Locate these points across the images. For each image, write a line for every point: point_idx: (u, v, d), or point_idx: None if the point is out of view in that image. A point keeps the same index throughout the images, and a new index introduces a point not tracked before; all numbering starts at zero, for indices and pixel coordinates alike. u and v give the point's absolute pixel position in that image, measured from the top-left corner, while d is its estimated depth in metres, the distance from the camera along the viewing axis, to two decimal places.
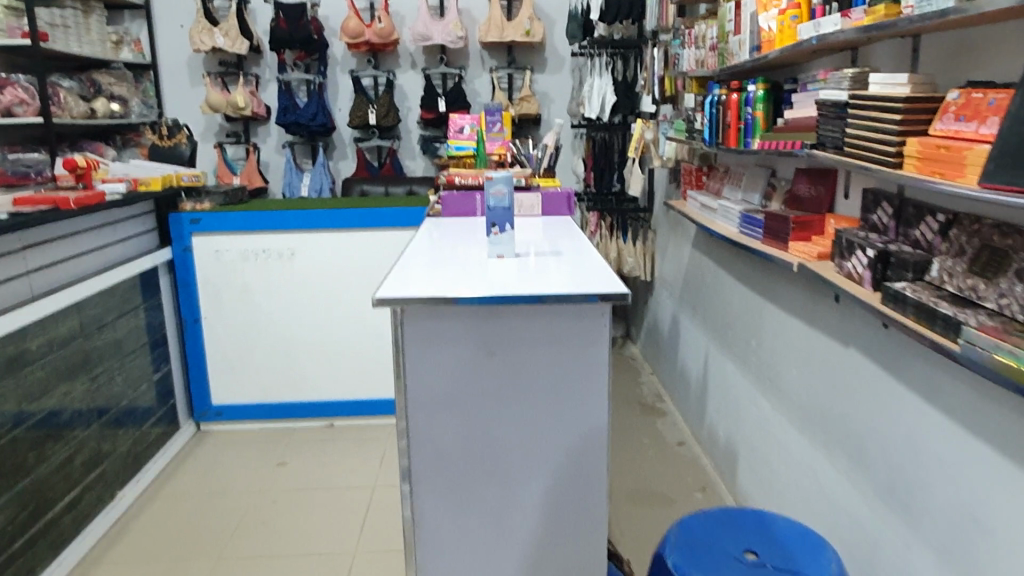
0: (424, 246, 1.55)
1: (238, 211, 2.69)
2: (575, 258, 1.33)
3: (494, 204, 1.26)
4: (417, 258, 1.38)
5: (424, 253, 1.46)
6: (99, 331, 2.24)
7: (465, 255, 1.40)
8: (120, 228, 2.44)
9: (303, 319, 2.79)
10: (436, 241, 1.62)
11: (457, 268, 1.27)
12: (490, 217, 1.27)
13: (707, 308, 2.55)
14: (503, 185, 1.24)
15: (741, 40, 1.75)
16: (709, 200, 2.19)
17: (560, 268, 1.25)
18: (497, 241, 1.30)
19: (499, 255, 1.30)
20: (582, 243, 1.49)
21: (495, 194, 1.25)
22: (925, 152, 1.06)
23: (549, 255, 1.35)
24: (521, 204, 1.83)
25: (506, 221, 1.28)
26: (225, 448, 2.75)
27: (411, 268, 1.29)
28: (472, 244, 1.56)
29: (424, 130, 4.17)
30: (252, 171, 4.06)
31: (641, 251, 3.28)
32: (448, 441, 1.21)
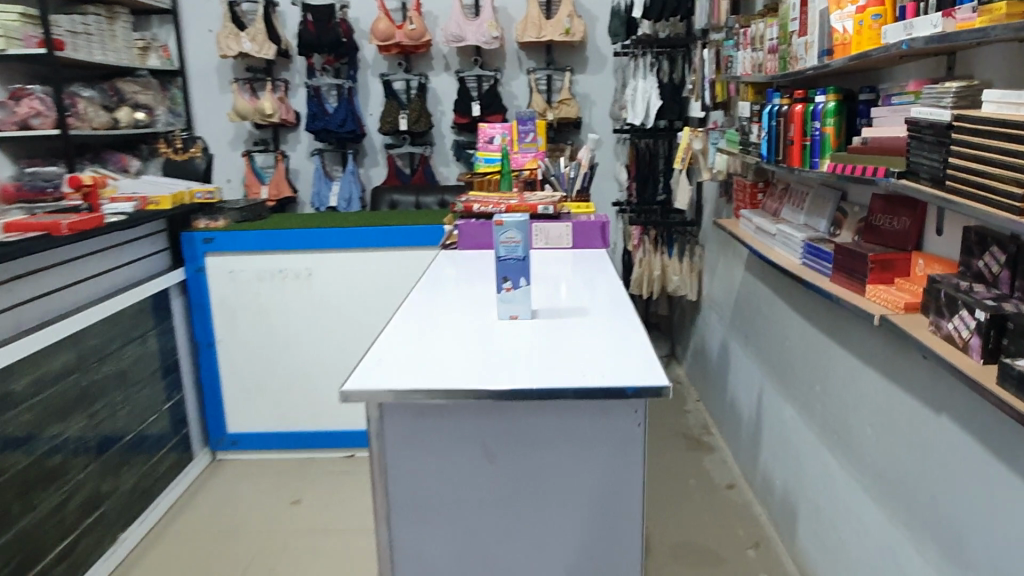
0: (427, 295, 1.34)
1: (253, 229, 2.53)
2: (605, 316, 1.10)
3: (506, 255, 1.05)
4: (409, 313, 1.19)
5: (424, 305, 1.25)
6: (100, 362, 2.08)
7: (472, 311, 1.19)
8: (126, 249, 2.29)
9: (323, 344, 2.61)
10: (443, 285, 1.41)
11: (457, 332, 1.07)
12: (500, 269, 1.06)
13: (762, 339, 2.28)
14: (518, 231, 1.03)
15: (807, 42, 1.48)
16: (766, 221, 1.92)
17: (585, 332, 1.04)
18: (508, 298, 1.08)
19: (511, 315, 1.10)
20: (613, 293, 1.26)
21: (506, 242, 1.04)
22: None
23: (572, 312, 1.13)
24: (549, 236, 1.62)
25: (520, 276, 1.07)
26: (240, 479, 2.60)
27: (401, 327, 1.10)
28: (485, 291, 1.35)
29: (457, 135, 3.96)
30: (280, 180, 3.91)
31: (687, 268, 3.02)
32: (438, 554, 1.10)
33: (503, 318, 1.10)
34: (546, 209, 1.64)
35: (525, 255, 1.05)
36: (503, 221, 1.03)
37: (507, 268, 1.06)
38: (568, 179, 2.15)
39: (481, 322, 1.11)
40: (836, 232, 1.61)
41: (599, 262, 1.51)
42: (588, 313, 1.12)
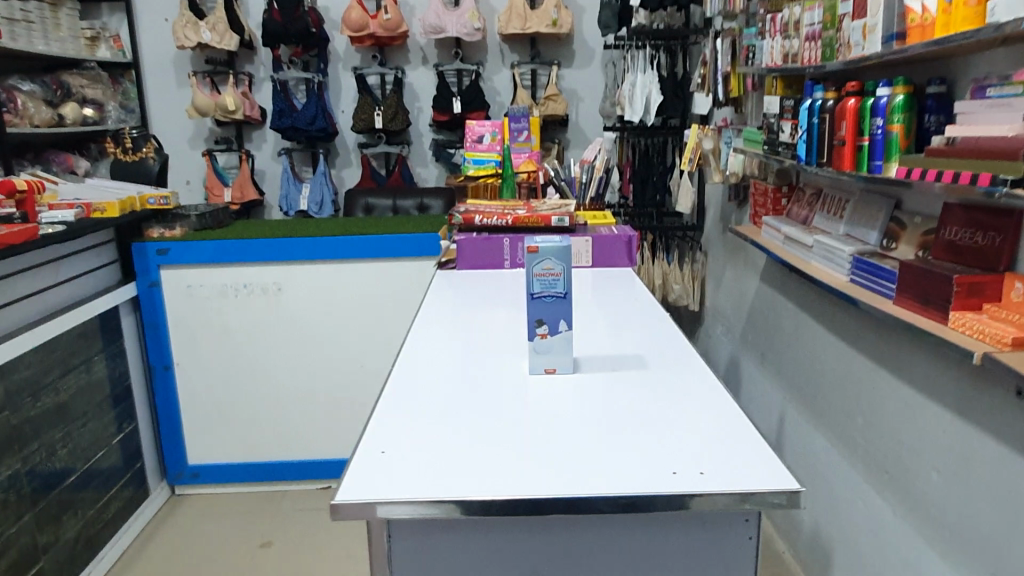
0: (421, 342, 1.09)
1: (211, 239, 2.25)
2: (658, 391, 0.90)
3: (541, 290, 0.91)
4: (401, 382, 0.95)
5: (420, 363, 1.01)
6: (35, 397, 1.79)
7: (484, 375, 0.96)
8: (68, 263, 2.00)
9: (297, 367, 2.35)
10: (438, 324, 1.16)
11: (478, 420, 0.84)
12: (535, 309, 0.91)
13: (783, 358, 2.08)
14: (558, 261, 0.89)
15: (866, 25, 1.28)
16: (795, 229, 1.73)
17: (645, 423, 0.82)
18: (541, 345, 0.93)
19: (546, 367, 0.94)
20: (655, 345, 1.05)
21: (543, 275, 0.90)
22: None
23: (617, 385, 0.92)
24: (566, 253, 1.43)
25: (558, 317, 0.92)
26: (204, 518, 2.31)
27: (399, 414, 0.86)
28: (492, 335, 1.11)
29: (437, 134, 3.71)
30: (245, 181, 3.62)
31: (689, 276, 2.81)
32: None
33: (536, 372, 0.95)
34: (563, 222, 1.45)
35: (565, 291, 0.91)
36: (539, 248, 0.90)
37: (543, 309, 0.91)
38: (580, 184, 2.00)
39: (515, 376, 0.95)
40: (889, 247, 1.42)
41: (624, 292, 1.28)
42: (635, 387, 0.91)
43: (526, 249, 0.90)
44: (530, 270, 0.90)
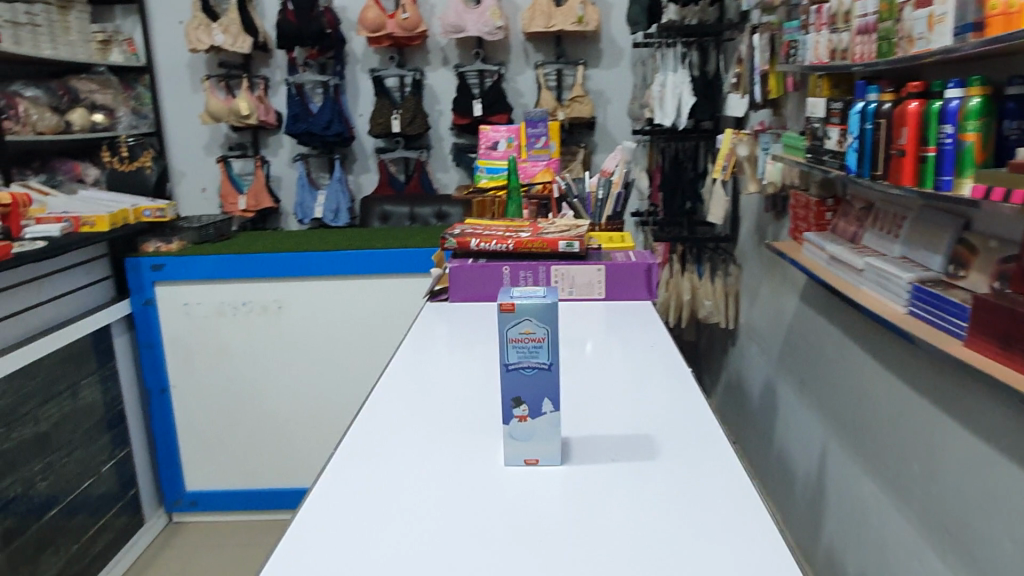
0: (388, 412, 0.94)
1: (207, 255, 2.12)
2: (667, 501, 0.72)
3: (519, 361, 0.75)
4: (352, 481, 0.78)
5: (387, 442, 0.86)
6: (8, 429, 1.71)
7: (455, 472, 0.79)
8: (51, 282, 1.90)
9: (297, 391, 2.22)
10: (410, 392, 1.00)
11: (440, 546, 0.67)
12: (512, 383, 0.76)
13: (822, 391, 1.87)
14: (540, 326, 0.74)
15: (932, 14, 1.08)
16: (842, 249, 1.52)
17: (651, 555, 0.65)
18: (519, 430, 0.78)
19: (525, 457, 0.79)
20: (667, 426, 0.87)
21: (522, 341, 0.75)
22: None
23: (616, 491, 0.75)
24: (575, 283, 1.31)
25: (541, 394, 0.77)
26: (198, 551, 2.19)
27: (337, 520, 0.72)
28: (472, 410, 0.94)
29: (457, 138, 3.55)
30: (260, 188, 3.51)
31: (721, 291, 2.60)
32: None
33: (513, 463, 0.80)
34: (572, 247, 1.30)
35: (550, 362, 0.75)
36: (518, 308, 0.74)
37: (522, 383, 0.76)
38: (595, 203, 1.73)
39: (491, 473, 0.79)
40: (956, 273, 1.21)
41: (635, 345, 1.11)
42: (638, 494, 0.74)
43: (501, 310, 0.74)
44: (505, 336, 0.75)
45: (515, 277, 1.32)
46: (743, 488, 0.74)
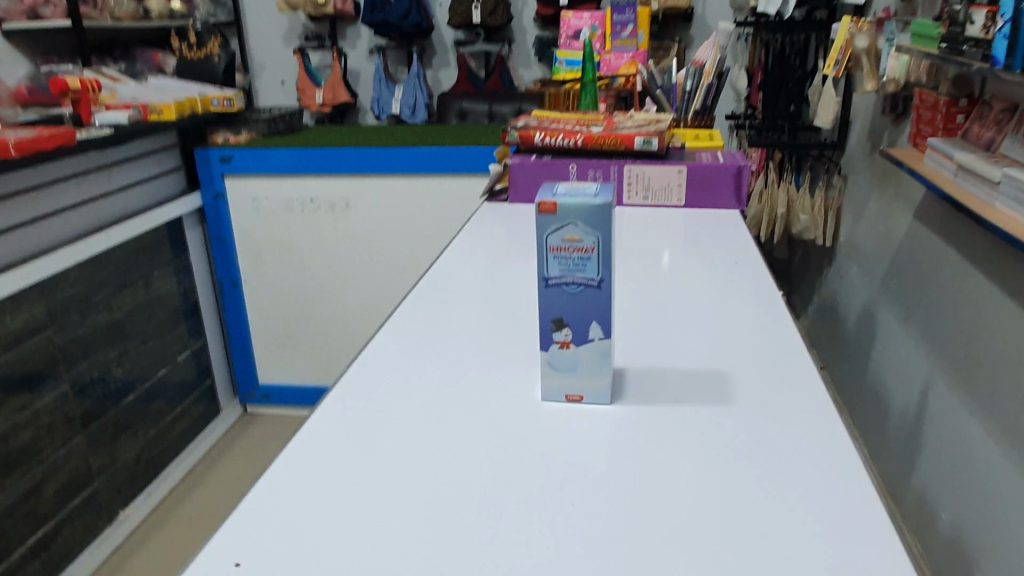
0: (428, 322, 0.88)
1: (278, 147, 2.10)
2: (730, 457, 0.61)
3: (560, 275, 0.64)
4: (373, 392, 0.73)
5: (420, 352, 0.80)
6: (83, 315, 1.75)
7: (484, 404, 0.70)
8: (123, 171, 1.89)
9: (366, 288, 2.22)
10: (453, 308, 0.90)
11: (456, 487, 0.59)
12: (552, 303, 0.65)
13: (933, 322, 1.67)
14: (587, 233, 0.62)
15: None
16: (975, 158, 1.29)
17: (702, 524, 0.54)
18: (560, 358, 0.67)
19: (567, 392, 0.69)
20: (735, 354, 0.76)
21: (565, 251, 0.63)
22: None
23: (671, 439, 0.64)
24: (651, 186, 1.18)
25: (587, 318, 0.65)
26: (270, 444, 2.27)
27: (348, 428, 0.67)
28: (517, 333, 0.84)
29: (542, 31, 3.33)
30: (337, 81, 3.40)
31: (821, 205, 2.37)
32: None
33: (554, 398, 0.69)
34: (650, 145, 1.14)
35: (601, 278, 0.63)
36: (560, 208, 0.62)
37: (564, 304, 0.65)
38: (682, 95, 1.56)
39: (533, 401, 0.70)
40: None
41: (714, 265, 0.97)
42: (703, 437, 0.63)
43: (539, 210, 0.63)
44: (544, 244, 0.63)
45: (583, 178, 1.17)
46: (831, 441, 0.62)
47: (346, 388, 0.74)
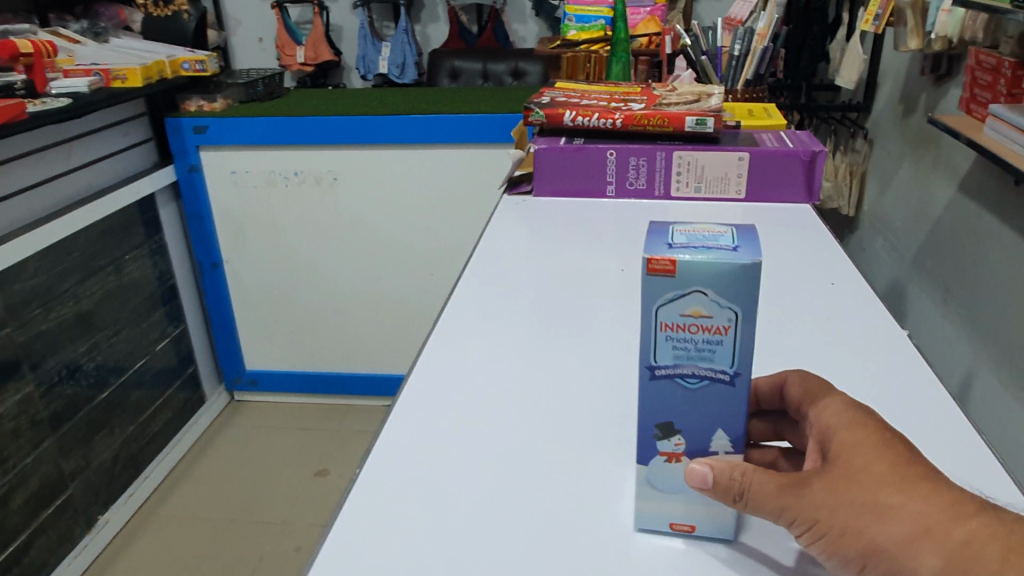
0: (459, 380, 0.78)
1: (254, 116, 1.91)
2: None
3: (672, 366, 0.49)
4: (424, 452, 0.67)
5: (460, 409, 0.73)
6: (46, 309, 1.58)
7: (557, 503, 0.61)
8: (85, 145, 1.70)
9: (356, 269, 2.07)
10: (487, 366, 0.80)
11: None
12: (662, 400, 0.50)
13: (978, 300, 1.52)
14: (720, 307, 0.46)
15: None
16: None
17: None
18: (664, 477, 0.54)
19: (670, 521, 0.56)
20: None
21: (686, 332, 0.47)
22: (872, 443, 0.46)
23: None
24: (705, 176, 1.14)
25: (711, 424, 0.50)
26: (259, 434, 2.14)
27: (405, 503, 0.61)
28: (575, 402, 0.73)
29: None
30: (319, 38, 3.17)
31: (845, 171, 2.22)
32: None
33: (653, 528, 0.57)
34: (704, 124, 1.12)
35: (735, 371, 0.48)
36: (681, 270, 0.46)
37: (679, 402, 0.50)
38: (727, 63, 1.43)
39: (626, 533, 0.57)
40: None
41: (788, 302, 0.84)
42: None
43: (652, 270, 0.47)
44: (658, 321, 0.47)
45: (623, 164, 1.16)
46: None
47: (390, 477, 0.64)
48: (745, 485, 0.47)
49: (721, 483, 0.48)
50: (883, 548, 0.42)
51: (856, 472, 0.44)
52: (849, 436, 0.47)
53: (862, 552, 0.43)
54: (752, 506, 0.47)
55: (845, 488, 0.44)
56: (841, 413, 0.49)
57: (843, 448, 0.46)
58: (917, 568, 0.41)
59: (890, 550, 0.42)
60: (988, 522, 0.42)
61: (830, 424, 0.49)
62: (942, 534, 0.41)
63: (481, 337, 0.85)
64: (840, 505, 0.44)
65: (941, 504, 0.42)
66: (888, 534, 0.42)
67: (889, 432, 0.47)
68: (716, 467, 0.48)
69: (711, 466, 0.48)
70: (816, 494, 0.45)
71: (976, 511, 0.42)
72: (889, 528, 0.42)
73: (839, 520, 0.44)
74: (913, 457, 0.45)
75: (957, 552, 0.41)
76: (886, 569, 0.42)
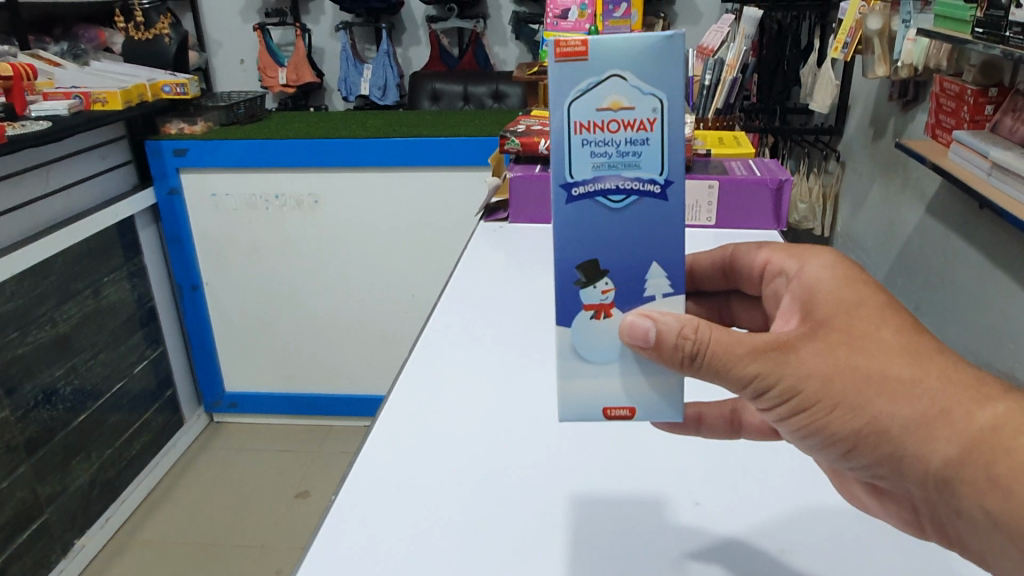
0: (438, 406, 0.79)
1: (236, 139, 1.91)
2: None
3: (592, 181, 0.50)
4: (402, 477, 0.69)
5: (438, 437, 0.74)
6: (23, 333, 1.57)
7: (535, 530, 0.62)
8: (65, 168, 1.70)
9: (338, 289, 2.07)
10: (457, 393, 0.81)
11: None
12: (588, 223, 0.50)
13: (946, 320, 1.56)
14: (637, 92, 0.48)
15: None
16: (1012, 158, 1.17)
17: None
18: (591, 343, 0.53)
19: (604, 406, 0.54)
20: None
21: (607, 132, 0.49)
22: (874, 312, 0.48)
23: None
24: None
25: (647, 254, 0.51)
26: (240, 456, 2.12)
27: (383, 529, 0.63)
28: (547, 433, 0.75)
29: (519, 7, 3.15)
30: (300, 61, 3.19)
31: (818, 193, 2.26)
32: None
33: (584, 417, 0.54)
34: None
35: (666, 179, 0.49)
36: (592, 51, 0.48)
37: (605, 224, 0.50)
38: (698, 91, 1.50)
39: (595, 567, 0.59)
40: None
41: None
42: None
43: (566, 61, 0.48)
44: (573, 121, 0.49)
45: None
46: None
47: (368, 501, 0.66)
48: (699, 344, 0.47)
49: (667, 342, 0.48)
50: (888, 428, 0.45)
51: (858, 336, 0.47)
52: (845, 300, 0.49)
53: (860, 428, 0.46)
54: (707, 362, 0.47)
55: (842, 355, 0.46)
56: (827, 272, 0.52)
57: (837, 313, 0.48)
58: (930, 447, 0.44)
59: (897, 430, 0.45)
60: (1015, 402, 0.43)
61: (816, 279, 0.52)
62: (962, 417, 0.44)
63: (460, 364, 0.86)
64: (834, 374, 0.46)
65: (961, 385, 0.44)
66: (897, 413, 0.45)
67: (892, 302, 0.49)
68: (661, 325, 0.48)
69: (657, 322, 0.48)
70: (803, 358, 0.47)
71: (1002, 396, 0.44)
72: (898, 405, 0.45)
73: (834, 391, 0.46)
74: (921, 333, 0.47)
75: (980, 437, 0.43)
76: (885, 446, 0.45)
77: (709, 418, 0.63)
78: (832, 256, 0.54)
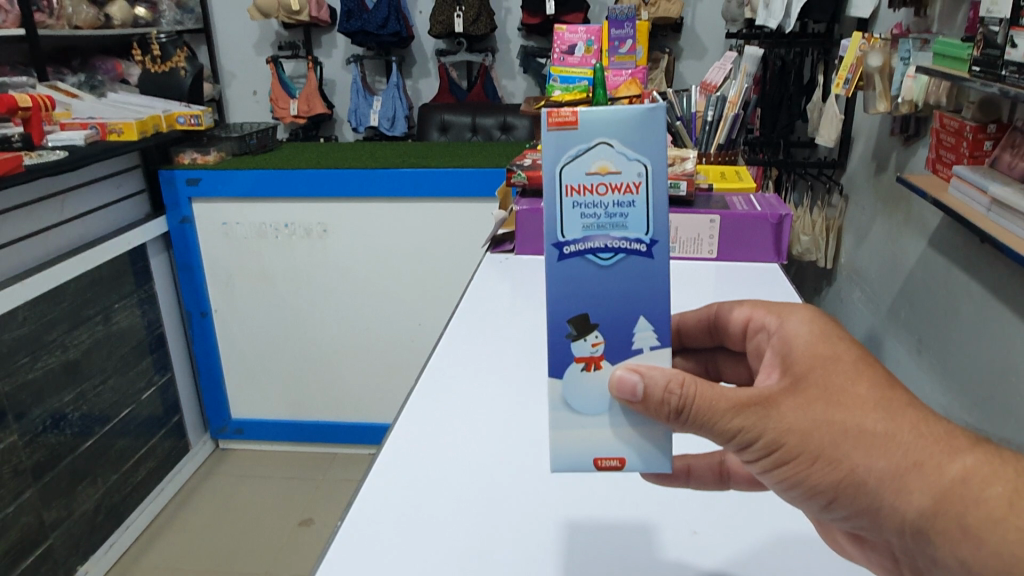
0: (440, 438, 0.80)
1: (247, 169, 1.95)
2: None
3: (580, 241, 0.52)
4: (403, 507, 0.70)
5: (441, 466, 0.75)
6: (34, 358, 1.59)
7: (530, 563, 0.63)
8: (79, 198, 1.74)
9: (346, 317, 2.09)
10: (461, 423, 0.82)
11: None
12: (577, 281, 0.52)
13: (949, 353, 1.56)
14: (628, 161, 0.51)
15: None
16: (1012, 193, 1.18)
17: None
18: (582, 395, 0.54)
19: (596, 457, 0.54)
20: None
21: (596, 194, 0.51)
22: (849, 365, 0.49)
23: None
24: (681, 237, 1.20)
25: (635, 308, 0.52)
26: (243, 484, 2.12)
27: (385, 557, 0.64)
28: (537, 466, 0.75)
29: (527, 42, 3.21)
30: (312, 92, 3.25)
31: (821, 225, 2.27)
32: None
33: (573, 467, 0.54)
34: (678, 188, 1.18)
35: (652, 238, 0.52)
36: (582, 121, 0.51)
37: (595, 280, 0.52)
38: (701, 126, 1.53)
39: None
40: None
41: None
42: None
43: (556, 128, 0.51)
44: (565, 184, 0.51)
45: None
46: None
47: (370, 528, 0.67)
48: (685, 399, 0.49)
49: (655, 396, 0.50)
50: (866, 480, 0.45)
51: (835, 392, 0.47)
52: (822, 355, 0.50)
53: (840, 480, 0.46)
54: (692, 418, 0.49)
55: (821, 409, 0.47)
56: (807, 327, 0.53)
57: (815, 367, 0.49)
58: (905, 499, 0.44)
59: (874, 483, 0.45)
60: (986, 454, 0.44)
61: (798, 335, 0.53)
62: (934, 470, 0.44)
63: (468, 394, 0.87)
64: (814, 429, 0.47)
65: (932, 439, 0.45)
66: (873, 466, 0.45)
67: (867, 354, 0.50)
68: (648, 380, 0.50)
69: (644, 376, 0.50)
70: (784, 412, 0.48)
71: (972, 448, 0.44)
72: (872, 457, 0.45)
73: (814, 445, 0.47)
74: (895, 385, 0.48)
75: (951, 490, 0.43)
76: (863, 499, 0.46)
77: (698, 470, 0.64)
78: (811, 312, 0.55)
